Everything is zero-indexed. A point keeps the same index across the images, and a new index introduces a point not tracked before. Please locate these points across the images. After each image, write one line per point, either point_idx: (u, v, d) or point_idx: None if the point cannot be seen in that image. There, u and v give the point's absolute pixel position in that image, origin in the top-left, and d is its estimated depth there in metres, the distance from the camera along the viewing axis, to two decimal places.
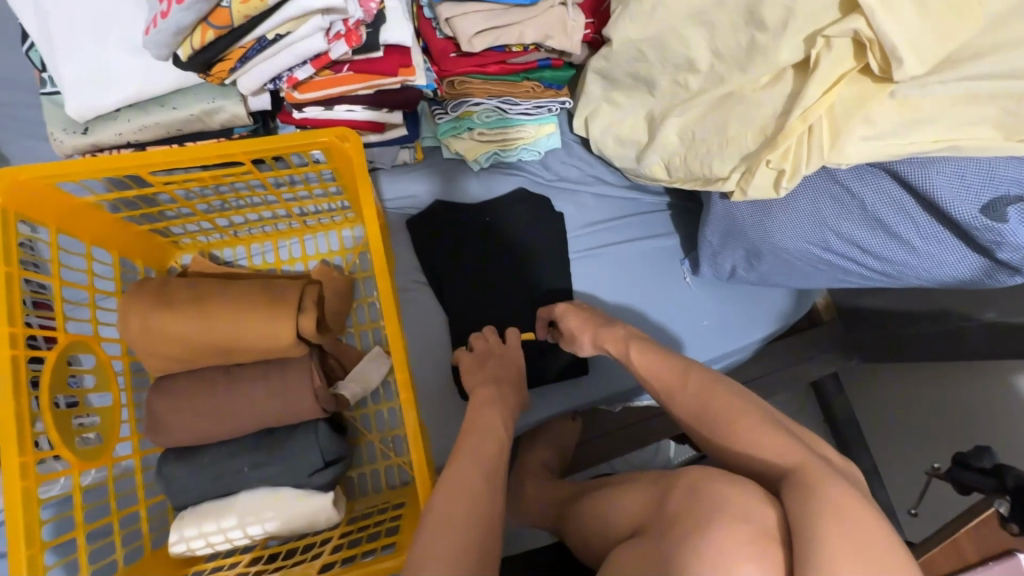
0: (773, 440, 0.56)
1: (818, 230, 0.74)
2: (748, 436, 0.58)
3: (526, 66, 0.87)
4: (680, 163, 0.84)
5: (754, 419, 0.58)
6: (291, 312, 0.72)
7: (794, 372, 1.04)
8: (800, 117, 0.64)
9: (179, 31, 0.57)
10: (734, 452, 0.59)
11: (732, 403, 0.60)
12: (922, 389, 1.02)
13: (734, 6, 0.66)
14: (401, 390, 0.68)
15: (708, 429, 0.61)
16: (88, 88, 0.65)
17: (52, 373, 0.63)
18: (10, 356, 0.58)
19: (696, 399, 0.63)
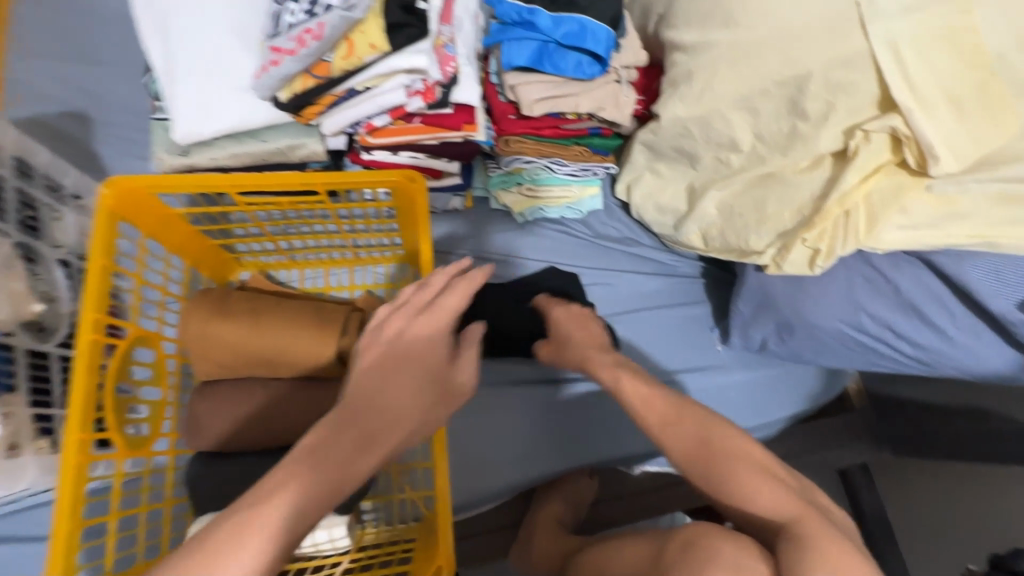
0: (767, 483, 0.57)
1: (853, 312, 0.75)
2: (733, 477, 0.59)
3: (577, 132, 0.95)
4: (718, 234, 0.88)
5: (750, 465, 0.59)
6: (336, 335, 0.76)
7: (820, 454, 1.01)
8: (838, 201, 0.68)
9: (284, 78, 0.65)
10: (733, 505, 0.59)
11: (730, 441, 0.61)
12: (955, 489, 0.98)
13: (779, 96, 0.72)
14: None
15: (701, 467, 0.60)
16: (194, 117, 0.74)
17: (118, 361, 0.67)
18: (93, 338, 0.62)
19: (671, 435, 0.63)
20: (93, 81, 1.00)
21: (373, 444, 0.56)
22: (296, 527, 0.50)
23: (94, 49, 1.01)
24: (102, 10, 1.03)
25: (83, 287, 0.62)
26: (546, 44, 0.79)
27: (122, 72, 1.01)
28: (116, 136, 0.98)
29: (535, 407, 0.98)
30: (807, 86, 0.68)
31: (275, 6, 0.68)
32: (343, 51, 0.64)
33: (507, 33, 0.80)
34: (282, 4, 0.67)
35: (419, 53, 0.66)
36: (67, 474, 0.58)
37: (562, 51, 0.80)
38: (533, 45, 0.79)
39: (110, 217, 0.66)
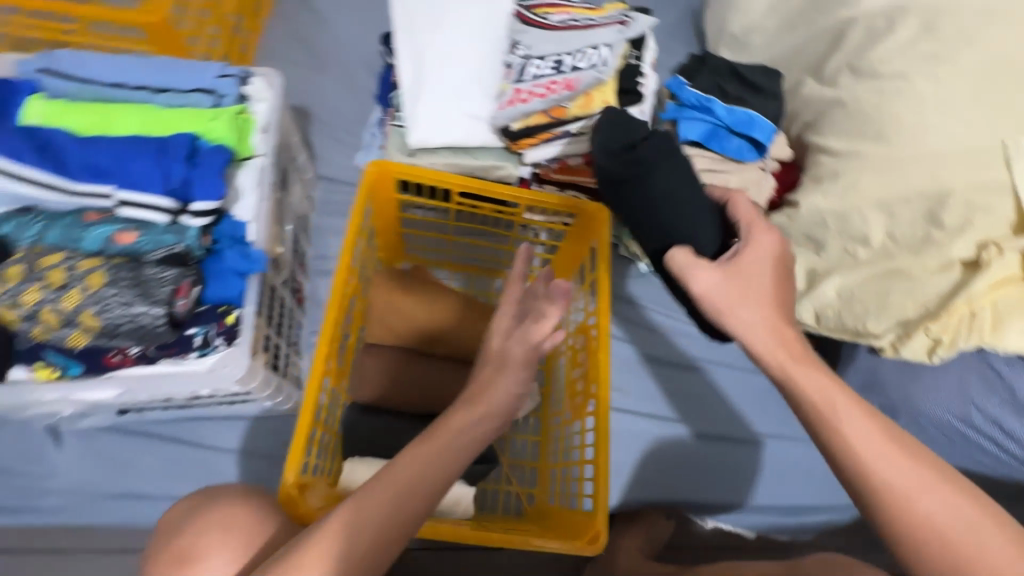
0: (918, 485, 0.58)
1: (965, 406, 0.83)
2: (886, 476, 0.59)
3: None
4: (833, 315, 0.95)
5: (934, 496, 0.57)
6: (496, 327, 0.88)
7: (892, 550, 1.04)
8: (965, 301, 0.80)
9: (525, 113, 0.82)
10: (888, 508, 0.58)
11: (862, 433, 0.61)
12: None
13: (919, 206, 0.86)
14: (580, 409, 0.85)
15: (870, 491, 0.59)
16: (429, 129, 0.91)
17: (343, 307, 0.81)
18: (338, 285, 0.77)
19: (831, 422, 0.62)
20: (316, 87, 1.22)
21: (452, 450, 0.65)
22: (396, 515, 0.60)
23: (322, 63, 1.24)
24: (335, 37, 1.27)
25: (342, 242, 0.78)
26: (717, 127, 0.95)
27: (341, 86, 1.23)
28: (325, 131, 1.17)
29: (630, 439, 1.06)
30: (947, 202, 0.83)
31: (519, 60, 0.86)
32: (582, 100, 0.80)
33: (684, 113, 0.97)
34: (526, 60, 0.86)
35: (633, 114, 0.82)
36: (311, 390, 0.71)
37: (729, 134, 0.96)
38: (706, 126, 0.95)
39: (366, 194, 0.83)
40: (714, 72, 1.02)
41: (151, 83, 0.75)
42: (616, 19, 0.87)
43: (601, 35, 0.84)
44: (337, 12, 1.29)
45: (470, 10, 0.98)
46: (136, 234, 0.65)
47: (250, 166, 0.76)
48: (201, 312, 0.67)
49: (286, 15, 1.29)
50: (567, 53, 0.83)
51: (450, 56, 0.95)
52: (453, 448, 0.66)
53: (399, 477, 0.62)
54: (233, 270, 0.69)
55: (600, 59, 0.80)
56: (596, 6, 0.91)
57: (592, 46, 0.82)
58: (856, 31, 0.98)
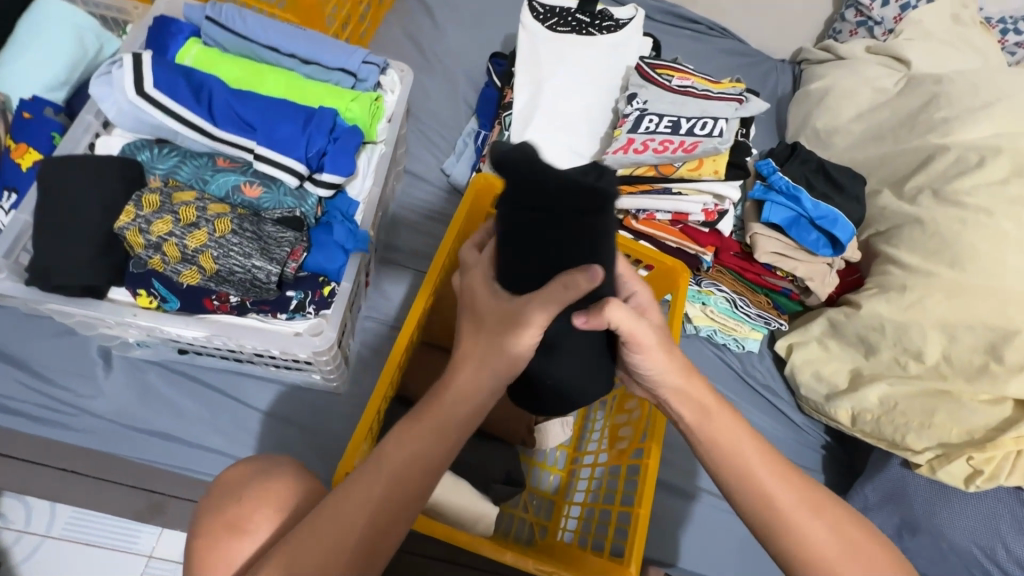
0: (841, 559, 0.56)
1: (991, 540, 0.85)
2: (814, 542, 0.57)
3: (771, 286, 1.12)
4: (872, 419, 0.98)
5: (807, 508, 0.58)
6: None
7: None
8: (1013, 438, 0.82)
9: (636, 164, 0.85)
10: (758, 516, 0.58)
11: (786, 501, 0.58)
12: None
13: (981, 336, 0.89)
14: (619, 456, 0.86)
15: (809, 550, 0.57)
16: (534, 153, 0.95)
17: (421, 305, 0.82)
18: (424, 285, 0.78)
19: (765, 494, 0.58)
20: (421, 88, 1.28)
21: (438, 440, 0.59)
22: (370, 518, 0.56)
23: (431, 67, 1.30)
24: (446, 45, 1.34)
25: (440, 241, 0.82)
26: (801, 216, 0.99)
27: (444, 91, 1.28)
28: (421, 130, 1.22)
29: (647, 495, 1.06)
30: (1011, 340, 0.86)
31: (636, 112, 0.90)
32: (693, 164, 0.84)
33: (771, 196, 1.00)
34: (643, 113, 0.89)
35: (733, 188, 0.86)
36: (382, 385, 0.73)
37: (811, 226, 0.99)
38: (790, 214, 1.00)
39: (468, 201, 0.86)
40: (804, 165, 1.06)
41: (301, 53, 0.79)
42: (735, 97, 0.91)
43: (719, 109, 0.88)
44: (453, 23, 1.37)
45: (593, 54, 1.03)
46: (261, 190, 0.68)
47: (370, 151, 0.80)
48: (302, 277, 0.70)
49: (406, 16, 1.36)
50: (685, 117, 0.87)
51: (566, 92, 1.00)
52: (447, 427, 0.59)
53: (375, 471, 0.58)
54: (336, 243, 0.71)
55: (719, 129, 0.83)
56: (715, 79, 0.95)
57: (711, 116, 0.86)
58: (945, 159, 1.04)
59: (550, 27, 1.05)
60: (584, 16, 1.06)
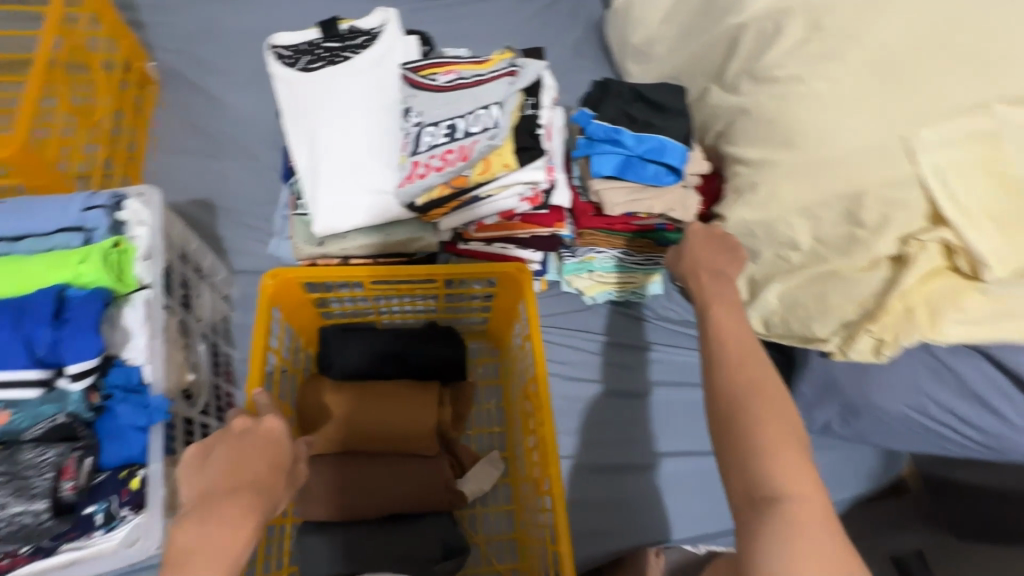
0: (813, 503, 0.55)
1: (917, 397, 0.83)
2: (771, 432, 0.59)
3: (644, 228, 1.01)
4: (780, 322, 0.95)
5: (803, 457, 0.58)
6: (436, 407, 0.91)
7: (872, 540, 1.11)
8: (899, 298, 0.78)
9: (426, 188, 0.77)
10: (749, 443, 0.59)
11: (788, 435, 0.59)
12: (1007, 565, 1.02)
13: (837, 207, 0.83)
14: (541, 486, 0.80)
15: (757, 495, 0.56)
16: (334, 214, 0.86)
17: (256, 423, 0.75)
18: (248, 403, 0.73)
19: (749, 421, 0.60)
20: (220, 175, 1.15)
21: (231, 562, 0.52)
22: None
23: (226, 149, 1.18)
24: (230, 118, 1.22)
25: (248, 369, 0.73)
26: (630, 156, 0.93)
27: (246, 168, 1.17)
28: (239, 223, 1.11)
29: (607, 488, 1.01)
30: (864, 201, 0.80)
31: (413, 129, 0.82)
32: (480, 166, 0.76)
33: (596, 147, 0.94)
34: (420, 128, 0.81)
35: (541, 168, 0.79)
36: None
37: (643, 162, 0.94)
38: (619, 158, 0.93)
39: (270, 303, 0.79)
40: (619, 99, 0.99)
41: (13, 231, 0.70)
42: (507, 70, 0.83)
43: (492, 93, 0.80)
44: (231, 91, 1.24)
45: (357, 79, 0.93)
46: (9, 415, 0.60)
47: (133, 301, 0.70)
48: (100, 484, 0.61)
49: (175, 104, 1.22)
50: (459, 116, 0.79)
51: (344, 131, 0.90)
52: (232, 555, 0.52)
53: None
54: (133, 425, 0.64)
55: (492, 119, 0.75)
56: (484, 58, 0.87)
57: (483, 106, 0.78)
58: (748, 37, 0.97)
59: (304, 68, 0.94)
60: (333, 42, 0.96)
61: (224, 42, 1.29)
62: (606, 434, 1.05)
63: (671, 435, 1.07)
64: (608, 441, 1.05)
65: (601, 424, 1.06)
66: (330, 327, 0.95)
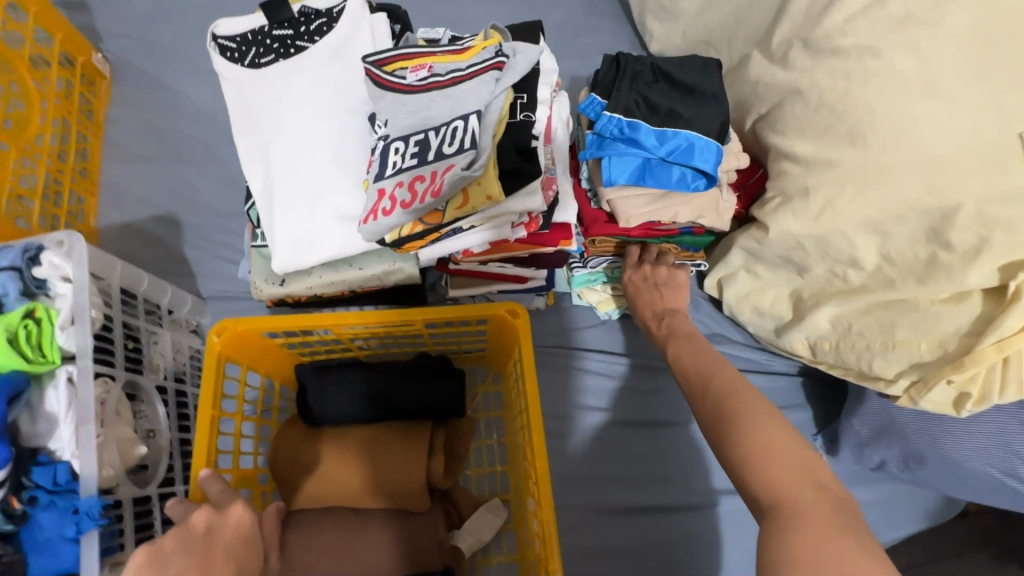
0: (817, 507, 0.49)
1: (1006, 458, 0.67)
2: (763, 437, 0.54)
3: (668, 233, 0.86)
4: (831, 348, 0.81)
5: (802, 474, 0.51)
6: (425, 457, 0.79)
7: None
8: (994, 344, 0.61)
9: (395, 226, 0.63)
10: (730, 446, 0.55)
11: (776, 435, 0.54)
12: None
13: (916, 222, 0.65)
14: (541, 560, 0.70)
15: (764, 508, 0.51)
16: (294, 249, 0.72)
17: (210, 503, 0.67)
18: (196, 479, 0.65)
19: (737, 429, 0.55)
20: (184, 185, 1.02)
21: None
22: None
23: (187, 152, 1.04)
24: (190, 115, 1.07)
25: (193, 445, 0.66)
26: (650, 159, 0.77)
27: (212, 175, 1.03)
28: (208, 241, 0.99)
29: (626, 531, 0.90)
30: (956, 217, 0.62)
31: (379, 145, 0.66)
32: (459, 199, 0.61)
33: (608, 149, 0.77)
34: (386, 143, 0.65)
35: (535, 195, 0.63)
36: None
37: (666, 165, 0.77)
38: (637, 161, 0.77)
39: (221, 360, 0.72)
40: (637, 80, 0.79)
41: None
42: (491, 61, 0.65)
43: (472, 95, 0.63)
44: (190, 82, 1.08)
45: (313, 75, 0.76)
46: None
47: (57, 380, 0.60)
48: None
49: (132, 101, 1.08)
50: (432, 129, 0.62)
51: (299, 143, 0.74)
52: None
53: None
54: (63, 536, 0.57)
55: (470, 137, 0.59)
56: (464, 44, 0.69)
57: (460, 115, 0.61)
58: None
59: (251, 63, 0.78)
60: (284, 28, 0.79)
61: (179, 23, 1.12)
62: (625, 471, 0.94)
63: (701, 470, 0.94)
64: (627, 479, 0.93)
65: (619, 459, 0.94)
66: (306, 367, 0.83)
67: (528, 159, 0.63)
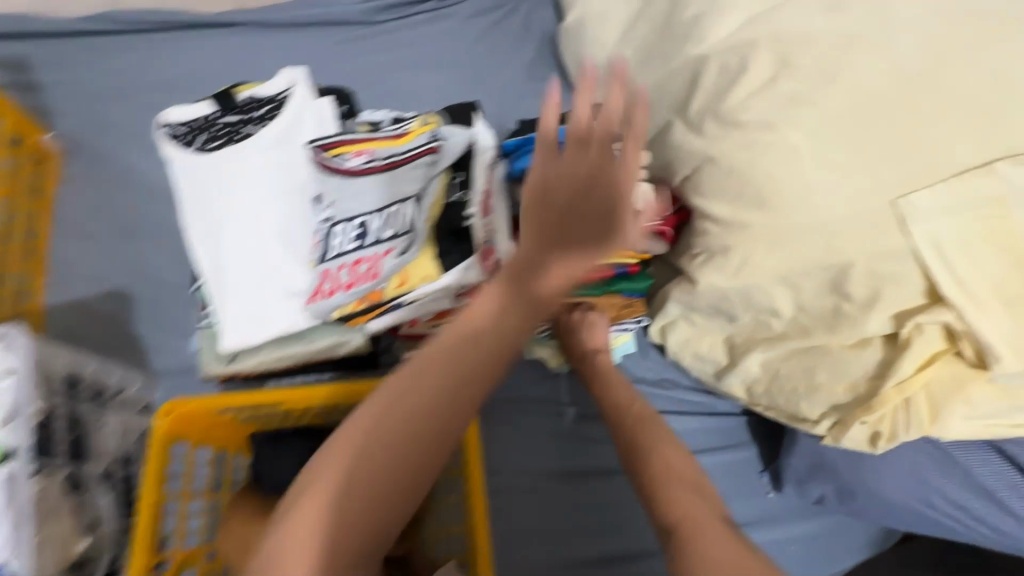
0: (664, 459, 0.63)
1: (922, 490, 0.74)
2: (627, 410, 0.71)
3: (604, 275, 0.90)
4: (764, 390, 0.86)
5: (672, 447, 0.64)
6: None
7: None
8: (895, 387, 0.67)
9: (338, 306, 0.69)
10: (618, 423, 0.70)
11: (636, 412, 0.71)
12: None
13: (820, 277, 0.72)
14: None
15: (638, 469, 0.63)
16: (243, 327, 0.74)
17: None
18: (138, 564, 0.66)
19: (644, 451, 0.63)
20: (137, 258, 1.03)
21: None
22: None
23: (137, 226, 1.05)
24: (144, 189, 1.08)
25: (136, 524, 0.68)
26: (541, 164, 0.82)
27: (164, 247, 1.04)
28: (160, 314, 0.99)
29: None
30: (851, 273, 0.69)
31: (323, 227, 0.70)
32: (397, 279, 0.67)
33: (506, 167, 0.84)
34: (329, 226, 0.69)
35: (472, 272, 0.68)
36: None
37: None
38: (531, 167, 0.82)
39: (167, 440, 0.72)
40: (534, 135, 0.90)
41: None
42: (428, 146, 0.71)
43: (410, 181, 0.69)
44: (141, 155, 1.10)
45: (258, 158, 0.80)
46: None
47: None
48: None
49: (85, 177, 1.09)
50: (372, 213, 0.69)
51: (246, 225, 0.77)
52: None
53: None
54: None
55: (406, 223, 0.67)
56: (402, 129, 0.75)
57: (398, 201, 0.68)
58: (712, 69, 0.81)
59: (200, 148, 0.81)
60: (233, 114, 0.83)
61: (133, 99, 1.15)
62: (583, 520, 0.96)
63: None
64: (585, 528, 0.95)
65: (576, 510, 0.96)
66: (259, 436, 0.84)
67: (460, 240, 0.68)
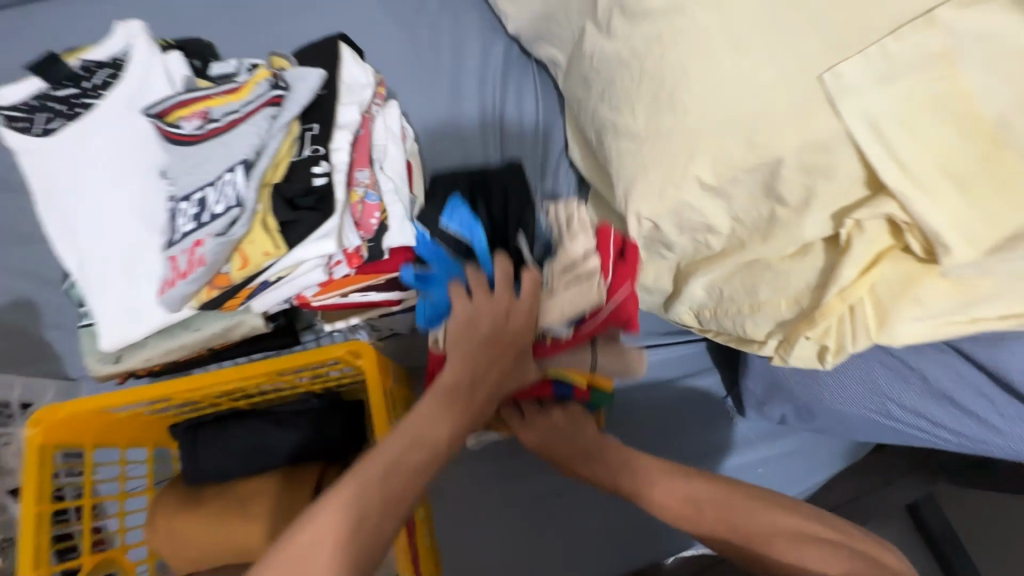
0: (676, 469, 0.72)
1: (878, 401, 0.69)
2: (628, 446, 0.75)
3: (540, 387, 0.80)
4: (711, 315, 0.79)
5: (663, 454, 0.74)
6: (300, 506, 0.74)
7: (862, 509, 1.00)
8: (838, 294, 0.60)
9: (186, 297, 0.61)
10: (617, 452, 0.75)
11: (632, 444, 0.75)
12: None
13: (751, 183, 0.62)
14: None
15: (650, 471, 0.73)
16: (120, 323, 0.67)
17: None
18: None
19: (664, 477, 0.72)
20: (30, 261, 0.94)
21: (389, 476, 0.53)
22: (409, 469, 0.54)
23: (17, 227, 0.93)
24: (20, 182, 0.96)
25: None
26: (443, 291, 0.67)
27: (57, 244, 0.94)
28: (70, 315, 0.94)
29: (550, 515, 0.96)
30: (782, 171, 0.59)
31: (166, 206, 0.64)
32: (238, 260, 0.62)
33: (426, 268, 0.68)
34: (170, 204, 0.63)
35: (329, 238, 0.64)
36: None
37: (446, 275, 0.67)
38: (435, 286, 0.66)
39: None
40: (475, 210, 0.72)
41: None
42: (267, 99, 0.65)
43: (243, 141, 0.63)
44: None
45: (108, 134, 0.71)
46: None
47: None
48: None
49: None
50: (208, 186, 0.62)
51: (103, 212, 0.69)
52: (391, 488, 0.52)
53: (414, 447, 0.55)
54: None
55: (235, 194, 0.61)
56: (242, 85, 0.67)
57: (228, 168, 0.62)
58: None
59: (42, 130, 0.71)
60: (70, 86, 0.73)
61: None
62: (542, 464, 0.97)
63: None
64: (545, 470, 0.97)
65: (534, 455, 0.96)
66: (180, 427, 0.79)
67: (311, 203, 0.63)
